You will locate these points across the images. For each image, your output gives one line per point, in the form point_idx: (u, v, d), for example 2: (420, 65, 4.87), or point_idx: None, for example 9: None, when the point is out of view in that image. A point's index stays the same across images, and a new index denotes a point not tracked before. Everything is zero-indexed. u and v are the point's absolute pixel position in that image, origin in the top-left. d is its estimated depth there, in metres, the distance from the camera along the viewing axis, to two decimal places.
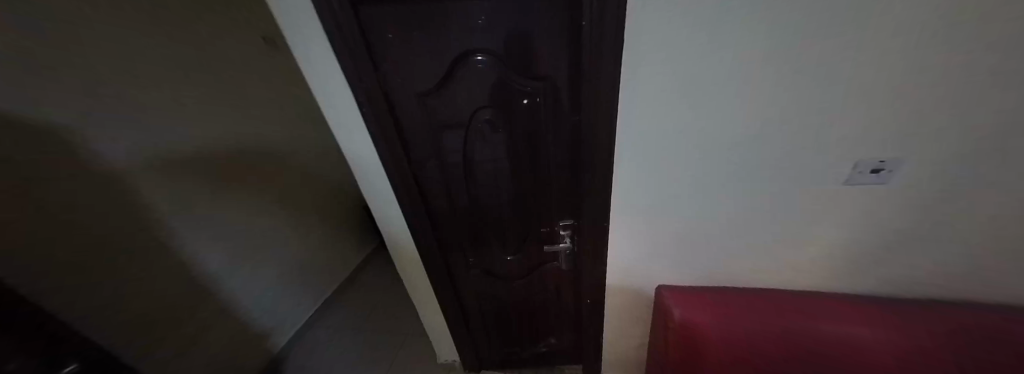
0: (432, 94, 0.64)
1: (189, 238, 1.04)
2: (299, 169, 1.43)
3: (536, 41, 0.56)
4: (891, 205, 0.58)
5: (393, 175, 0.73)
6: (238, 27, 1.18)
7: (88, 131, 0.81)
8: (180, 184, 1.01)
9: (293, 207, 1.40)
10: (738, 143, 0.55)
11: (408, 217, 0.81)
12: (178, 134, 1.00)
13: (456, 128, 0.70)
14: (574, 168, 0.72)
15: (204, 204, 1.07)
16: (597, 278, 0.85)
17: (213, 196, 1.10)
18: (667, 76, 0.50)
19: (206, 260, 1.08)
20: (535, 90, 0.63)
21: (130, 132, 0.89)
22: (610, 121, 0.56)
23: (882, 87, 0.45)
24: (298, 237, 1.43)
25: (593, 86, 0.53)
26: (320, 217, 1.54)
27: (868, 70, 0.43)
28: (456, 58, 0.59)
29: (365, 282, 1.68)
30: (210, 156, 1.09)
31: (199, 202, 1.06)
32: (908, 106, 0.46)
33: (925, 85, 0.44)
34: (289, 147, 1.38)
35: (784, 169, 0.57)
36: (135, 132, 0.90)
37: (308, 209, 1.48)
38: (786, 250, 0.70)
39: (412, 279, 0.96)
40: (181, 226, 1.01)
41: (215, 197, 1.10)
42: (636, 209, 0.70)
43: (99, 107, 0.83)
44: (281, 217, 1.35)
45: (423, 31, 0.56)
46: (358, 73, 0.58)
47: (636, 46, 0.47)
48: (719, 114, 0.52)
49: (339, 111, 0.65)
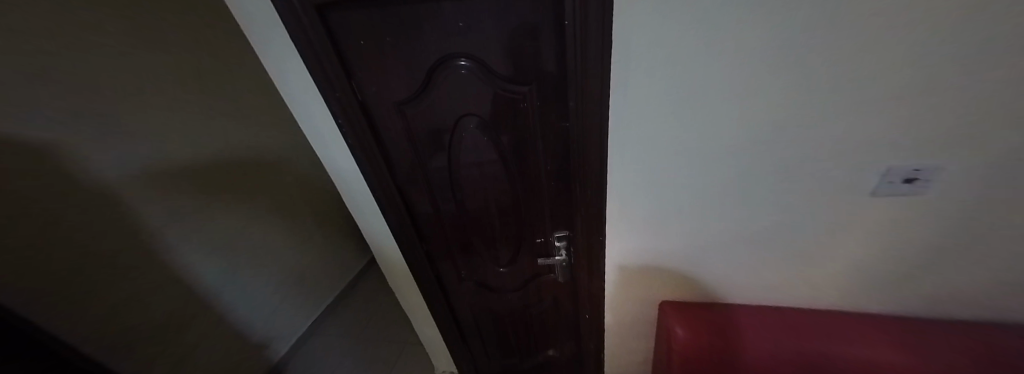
0: (411, 103, 0.60)
1: (186, 250, 1.04)
2: (296, 177, 1.43)
3: (518, 43, 0.51)
4: (925, 222, 0.51)
5: (376, 186, 0.70)
6: (234, 37, 1.18)
7: (82, 146, 0.82)
8: (175, 196, 1.01)
9: (291, 216, 1.40)
10: (745, 151, 0.49)
11: (395, 229, 0.78)
12: (172, 146, 1.00)
13: (438, 137, 0.66)
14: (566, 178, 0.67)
15: (199, 216, 1.08)
16: (595, 292, 0.80)
17: (209, 208, 1.10)
18: (660, 79, 0.44)
19: (203, 271, 1.09)
20: (520, 96, 0.58)
21: (125, 146, 0.90)
22: (600, 129, 0.52)
23: (921, 88, 0.38)
24: (297, 245, 1.44)
25: (579, 92, 0.48)
26: (320, 224, 1.54)
27: (902, 68, 0.36)
28: (434, 65, 0.55)
29: (365, 289, 1.68)
30: (206, 168, 1.09)
31: (196, 213, 1.07)
32: (953, 109, 0.39)
33: (978, 84, 0.37)
34: (287, 156, 1.38)
35: (800, 179, 0.51)
36: (130, 145, 0.91)
37: (308, 217, 1.48)
38: (803, 264, 0.63)
39: (404, 290, 0.94)
40: (176, 239, 1.02)
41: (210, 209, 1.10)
42: (633, 221, 0.65)
43: (93, 121, 0.84)
44: (279, 226, 1.36)
45: (395, 38, 0.51)
46: (331, 83, 0.55)
47: (626, 46, 0.42)
48: (723, 120, 0.46)
49: (316, 122, 0.62)
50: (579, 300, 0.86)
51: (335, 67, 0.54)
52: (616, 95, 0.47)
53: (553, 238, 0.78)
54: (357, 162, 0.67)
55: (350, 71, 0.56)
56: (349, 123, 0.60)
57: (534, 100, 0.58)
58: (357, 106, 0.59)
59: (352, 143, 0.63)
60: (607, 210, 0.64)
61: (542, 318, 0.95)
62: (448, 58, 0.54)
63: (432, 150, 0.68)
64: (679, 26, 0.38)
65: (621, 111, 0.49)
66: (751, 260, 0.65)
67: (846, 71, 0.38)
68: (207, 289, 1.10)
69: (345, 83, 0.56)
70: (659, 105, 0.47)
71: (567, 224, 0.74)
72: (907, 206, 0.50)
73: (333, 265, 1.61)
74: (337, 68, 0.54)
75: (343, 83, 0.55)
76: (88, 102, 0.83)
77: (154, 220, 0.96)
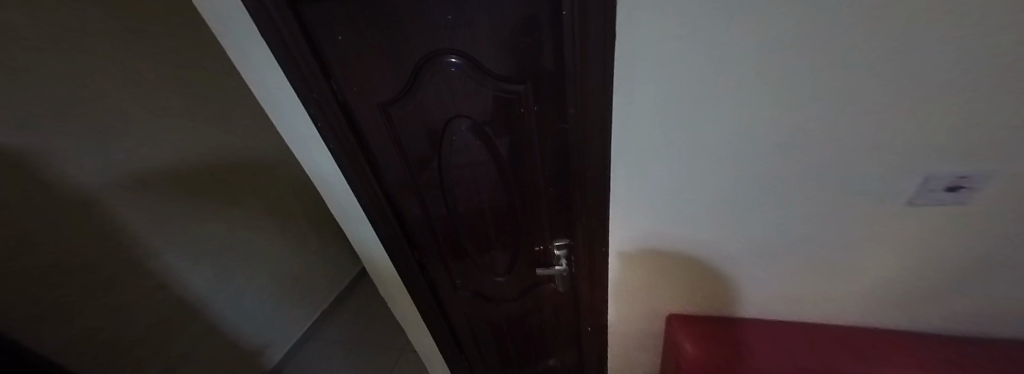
0: (396, 104, 0.56)
1: (173, 258, 1.01)
2: (289, 181, 1.39)
3: (511, 38, 0.46)
4: (963, 231, 0.46)
5: (363, 193, 0.66)
6: None
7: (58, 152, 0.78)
8: (161, 202, 0.97)
9: (284, 221, 1.37)
10: (763, 157, 0.44)
11: (384, 237, 0.74)
12: (156, 150, 0.96)
13: (428, 140, 0.61)
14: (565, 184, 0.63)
15: (186, 222, 1.04)
16: (597, 304, 0.75)
17: (196, 214, 1.06)
18: (669, 79, 0.39)
19: (192, 280, 1.06)
20: (515, 96, 0.53)
21: (106, 151, 0.86)
22: (601, 133, 0.47)
23: (978, 87, 0.33)
24: (291, 250, 1.40)
25: (579, 92, 0.43)
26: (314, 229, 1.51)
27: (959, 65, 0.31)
28: (419, 63, 0.50)
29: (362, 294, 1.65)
30: (193, 172, 1.05)
31: (182, 220, 1.03)
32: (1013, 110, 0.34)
33: None
34: (279, 160, 1.34)
35: (824, 187, 0.46)
36: (111, 150, 0.87)
37: (302, 222, 1.44)
38: (824, 278, 0.57)
39: (396, 300, 0.90)
40: (163, 246, 0.98)
41: (197, 215, 1.06)
42: (638, 230, 0.60)
43: (70, 124, 0.80)
44: (272, 231, 1.32)
45: (376, 34, 0.47)
46: (308, 83, 0.51)
47: (632, 41, 0.37)
48: (739, 123, 0.41)
49: (295, 125, 0.58)
50: (579, 311, 0.81)
51: (311, 67, 0.49)
52: (619, 95, 0.42)
53: (552, 246, 0.73)
54: (341, 168, 0.63)
55: (328, 70, 0.51)
56: (330, 127, 0.56)
57: (529, 100, 0.53)
58: (337, 108, 0.54)
59: (334, 148, 0.59)
60: (610, 220, 0.59)
61: (541, 328, 0.90)
62: (435, 56, 0.49)
63: (421, 154, 0.63)
64: (694, 16, 0.33)
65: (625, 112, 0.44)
66: (767, 272, 0.60)
67: (888, 68, 0.33)
68: (198, 299, 1.08)
69: (323, 83, 0.51)
70: (667, 107, 0.42)
71: (567, 232, 0.70)
72: (943, 216, 0.45)
73: (328, 270, 1.58)
74: (313, 67, 0.49)
75: (322, 84, 0.51)
76: (65, 106, 0.79)
77: (139, 228, 0.93)
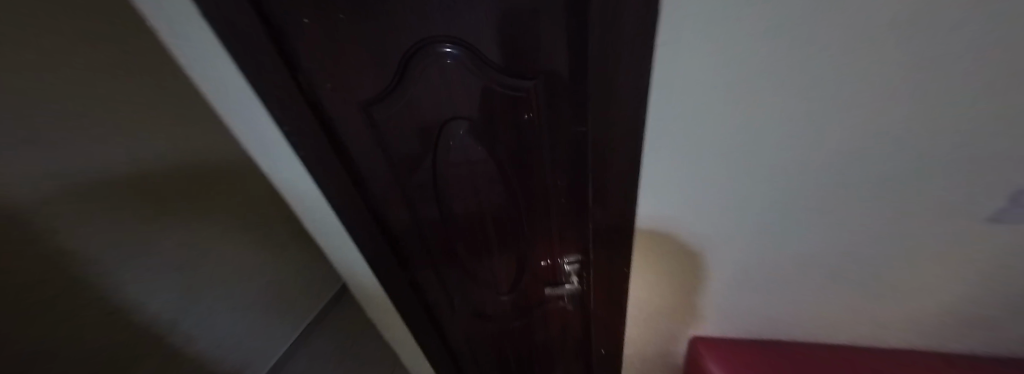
0: (384, 104, 0.46)
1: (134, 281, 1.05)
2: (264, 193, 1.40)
3: (526, 25, 0.36)
4: (1009, 247, 0.42)
5: (348, 209, 0.57)
6: None
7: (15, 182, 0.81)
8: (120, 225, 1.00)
9: (258, 234, 1.39)
10: (815, 170, 0.38)
11: (371, 257, 0.64)
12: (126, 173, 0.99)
13: (422, 144, 0.53)
14: (579, 196, 0.55)
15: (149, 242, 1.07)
16: (613, 329, 0.68)
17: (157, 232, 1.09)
18: (725, 87, 0.30)
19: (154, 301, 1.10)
20: (525, 95, 0.45)
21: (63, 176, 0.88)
22: (630, 142, 0.39)
23: None
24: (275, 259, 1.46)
25: (611, 95, 0.34)
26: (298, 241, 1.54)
27: None
28: (408, 54, 0.40)
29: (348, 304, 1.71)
30: (158, 194, 1.07)
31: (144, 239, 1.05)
32: None
33: None
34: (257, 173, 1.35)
35: (873, 203, 0.41)
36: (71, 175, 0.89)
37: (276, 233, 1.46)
38: (851, 289, 0.54)
39: (387, 321, 0.81)
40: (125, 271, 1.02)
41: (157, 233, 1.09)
42: (660, 247, 0.54)
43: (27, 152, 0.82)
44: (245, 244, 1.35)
45: (349, 18, 0.35)
46: (266, 85, 0.39)
47: (698, 36, 0.26)
48: (801, 134, 0.34)
49: (256, 133, 0.47)
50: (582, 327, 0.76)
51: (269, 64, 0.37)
52: (669, 102, 0.33)
53: (560, 259, 0.66)
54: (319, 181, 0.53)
55: (293, 65, 0.40)
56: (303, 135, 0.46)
57: (541, 98, 0.45)
58: (311, 111, 0.44)
59: (310, 159, 0.49)
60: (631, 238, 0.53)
61: (546, 346, 0.83)
62: (430, 46, 0.40)
63: (413, 160, 0.55)
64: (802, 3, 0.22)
65: (668, 121, 0.35)
66: (798, 284, 0.55)
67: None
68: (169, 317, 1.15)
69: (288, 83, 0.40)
70: (722, 116, 0.33)
71: (578, 246, 0.62)
72: (1003, 233, 0.41)
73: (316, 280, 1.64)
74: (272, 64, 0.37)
75: (286, 84, 0.40)
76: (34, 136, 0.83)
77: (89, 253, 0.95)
